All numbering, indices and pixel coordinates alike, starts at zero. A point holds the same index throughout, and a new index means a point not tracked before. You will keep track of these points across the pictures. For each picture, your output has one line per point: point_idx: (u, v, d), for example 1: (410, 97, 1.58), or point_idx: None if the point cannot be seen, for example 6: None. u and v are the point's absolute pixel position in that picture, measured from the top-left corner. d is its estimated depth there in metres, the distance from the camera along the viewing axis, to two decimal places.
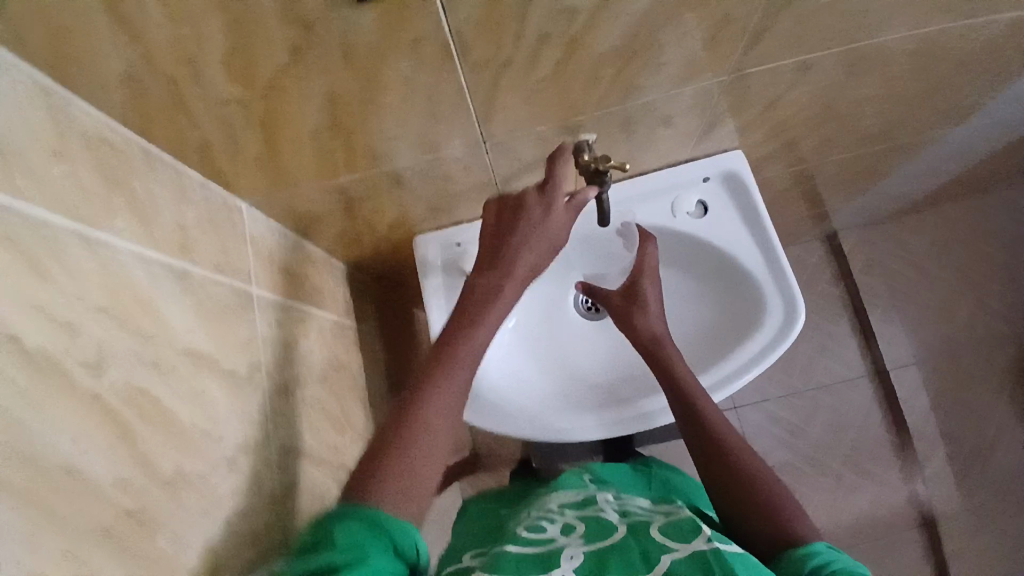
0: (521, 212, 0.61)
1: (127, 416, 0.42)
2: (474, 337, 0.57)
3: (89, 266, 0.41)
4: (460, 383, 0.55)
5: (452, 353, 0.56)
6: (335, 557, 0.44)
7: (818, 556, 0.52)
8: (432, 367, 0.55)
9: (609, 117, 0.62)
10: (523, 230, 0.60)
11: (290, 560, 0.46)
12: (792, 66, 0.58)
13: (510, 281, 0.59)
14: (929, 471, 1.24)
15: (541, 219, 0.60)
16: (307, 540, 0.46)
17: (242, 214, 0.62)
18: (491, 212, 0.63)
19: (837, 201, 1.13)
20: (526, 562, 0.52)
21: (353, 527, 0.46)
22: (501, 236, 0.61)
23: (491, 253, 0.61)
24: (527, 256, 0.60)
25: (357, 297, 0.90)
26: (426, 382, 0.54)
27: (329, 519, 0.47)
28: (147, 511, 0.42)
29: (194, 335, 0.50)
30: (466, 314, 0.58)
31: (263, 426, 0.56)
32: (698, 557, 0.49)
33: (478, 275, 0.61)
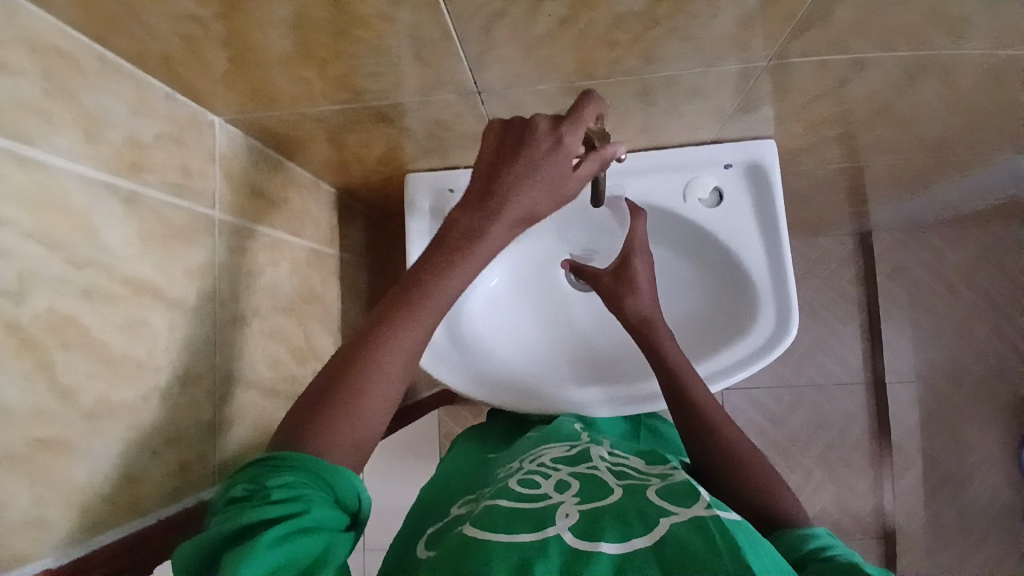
0: (525, 144, 0.50)
1: (51, 345, 0.41)
2: (450, 280, 0.48)
3: (17, 186, 0.39)
4: (424, 328, 0.47)
5: (422, 293, 0.47)
6: (271, 511, 0.39)
7: (816, 539, 0.50)
8: (395, 304, 0.47)
9: (624, 85, 0.56)
10: (526, 165, 0.49)
11: (219, 518, 0.41)
12: (848, 62, 0.53)
13: (500, 220, 0.49)
14: (898, 486, 1.27)
15: (549, 156, 0.49)
16: (237, 494, 0.41)
17: (213, 130, 0.58)
18: (492, 136, 0.51)
19: (880, 202, 1.04)
20: (516, 517, 0.46)
21: (289, 478, 0.41)
22: (498, 169, 0.50)
23: (484, 184, 0.50)
24: (525, 197, 0.49)
25: (344, 223, 0.87)
26: (386, 324, 0.46)
27: (260, 472, 0.42)
28: (64, 440, 0.41)
29: (136, 262, 0.48)
30: (446, 252, 0.48)
31: (206, 354, 0.56)
32: (699, 522, 0.42)
33: (459, 210, 0.50)
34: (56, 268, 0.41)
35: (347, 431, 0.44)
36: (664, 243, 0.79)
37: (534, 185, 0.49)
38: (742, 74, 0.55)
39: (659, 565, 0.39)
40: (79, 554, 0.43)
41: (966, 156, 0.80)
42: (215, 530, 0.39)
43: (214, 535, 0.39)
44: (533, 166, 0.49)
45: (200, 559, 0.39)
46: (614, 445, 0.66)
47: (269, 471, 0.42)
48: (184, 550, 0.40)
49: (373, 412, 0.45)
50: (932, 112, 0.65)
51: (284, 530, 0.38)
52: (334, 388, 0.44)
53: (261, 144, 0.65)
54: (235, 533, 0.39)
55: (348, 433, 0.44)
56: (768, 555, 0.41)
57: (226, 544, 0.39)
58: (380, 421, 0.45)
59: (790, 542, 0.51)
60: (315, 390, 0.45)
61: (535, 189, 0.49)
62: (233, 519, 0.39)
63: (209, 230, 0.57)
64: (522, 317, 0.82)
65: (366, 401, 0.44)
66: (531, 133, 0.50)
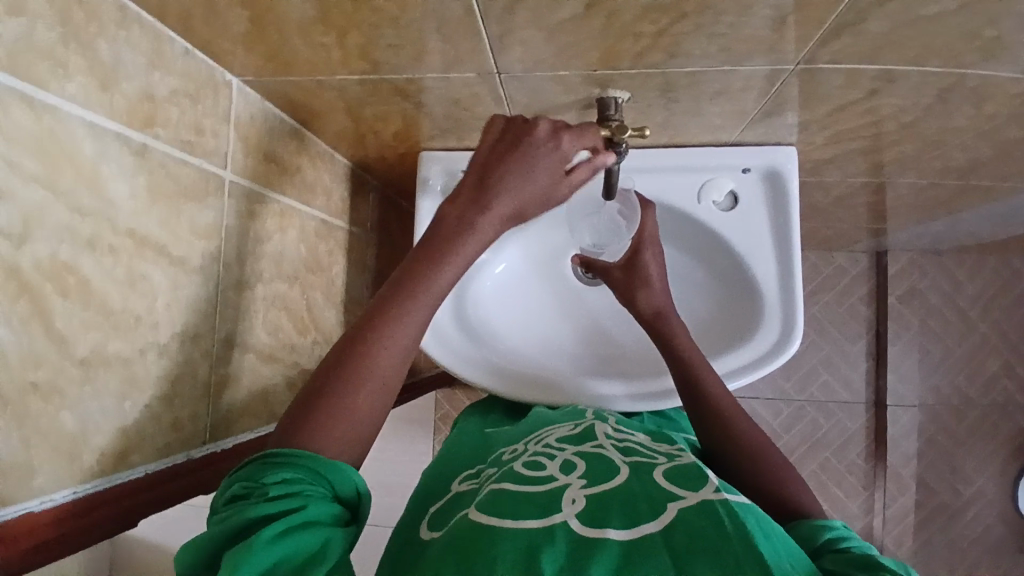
0: (522, 145, 0.51)
1: (50, 291, 0.41)
2: (441, 277, 0.48)
3: (26, 129, 0.39)
4: (416, 325, 0.47)
5: (415, 291, 0.47)
6: (268, 508, 0.38)
7: (833, 530, 0.49)
8: (386, 304, 0.47)
9: (647, 79, 0.55)
10: (520, 166, 0.51)
11: (218, 518, 0.40)
12: (875, 73, 0.52)
13: (491, 219, 0.50)
14: (890, 510, 1.26)
15: (542, 160, 0.51)
16: (234, 494, 0.41)
17: (230, 91, 0.58)
18: (493, 130, 0.53)
19: (899, 221, 1.02)
20: (522, 503, 0.45)
21: (286, 475, 0.40)
22: (494, 167, 0.51)
23: (479, 181, 0.51)
24: (517, 198, 0.51)
25: (357, 196, 0.87)
26: (379, 321, 0.46)
27: (257, 471, 0.41)
28: (56, 386, 0.42)
29: (141, 217, 0.48)
30: (440, 248, 0.49)
31: (207, 316, 0.56)
32: (707, 507, 0.42)
33: (450, 204, 0.51)
34: (59, 214, 0.41)
35: (341, 432, 0.43)
36: (675, 244, 0.78)
37: (526, 187, 0.51)
38: (769, 77, 0.54)
39: (669, 549, 0.39)
40: (65, 498, 0.43)
41: (992, 182, 0.78)
42: (212, 531, 0.39)
43: (212, 536, 0.39)
44: (527, 168, 0.51)
45: (201, 562, 0.39)
46: (620, 421, 0.66)
47: (266, 469, 0.41)
48: (185, 553, 0.40)
49: (367, 410, 0.45)
50: (960, 133, 0.64)
51: (283, 525, 0.38)
52: (327, 387, 0.44)
53: (278, 110, 0.65)
54: (233, 533, 0.38)
55: (344, 433, 0.43)
56: (778, 541, 0.41)
57: (226, 544, 0.39)
58: (376, 417, 0.45)
59: (805, 531, 0.50)
60: (309, 390, 0.45)
61: (526, 190, 0.51)
62: (231, 519, 0.39)
63: (218, 192, 0.57)
64: (529, 309, 0.82)
65: (359, 399, 0.44)
66: (528, 135, 0.51)
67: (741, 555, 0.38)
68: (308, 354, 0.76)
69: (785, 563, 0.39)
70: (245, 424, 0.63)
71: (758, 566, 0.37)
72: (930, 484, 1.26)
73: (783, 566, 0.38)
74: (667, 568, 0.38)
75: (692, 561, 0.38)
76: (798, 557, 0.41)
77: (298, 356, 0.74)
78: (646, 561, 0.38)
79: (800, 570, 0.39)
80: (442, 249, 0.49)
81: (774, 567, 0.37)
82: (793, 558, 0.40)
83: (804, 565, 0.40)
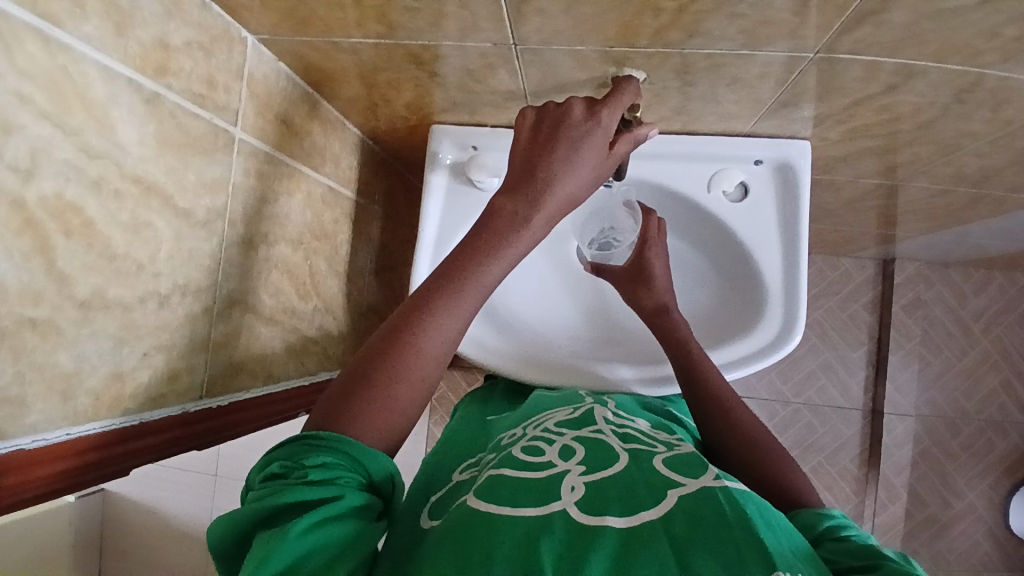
0: (561, 128, 0.51)
1: (53, 228, 0.41)
2: (491, 270, 0.48)
3: (38, 64, 0.38)
4: (461, 320, 0.47)
5: (462, 284, 0.47)
6: (306, 494, 0.38)
7: (832, 518, 0.49)
8: (434, 294, 0.47)
9: (664, 58, 0.54)
10: (565, 147, 0.50)
11: (254, 494, 0.40)
12: (894, 68, 0.51)
13: (543, 210, 0.49)
14: (879, 517, 1.25)
15: (586, 139, 0.51)
16: (271, 471, 0.40)
17: (245, 48, 0.58)
18: (525, 127, 0.52)
19: (912, 229, 1.01)
20: (521, 491, 0.45)
21: (326, 459, 0.40)
22: (535, 157, 0.50)
23: (521, 173, 0.50)
24: (568, 181, 0.50)
25: (366, 168, 0.86)
26: (420, 313, 0.46)
27: (297, 451, 0.41)
28: (52, 321, 0.42)
29: (148, 164, 0.48)
30: (487, 244, 0.48)
31: (209, 270, 0.56)
32: (707, 494, 0.42)
33: (502, 196, 0.50)
34: (64, 152, 0.41)
35: (380, 420, 0.43)
36: (681, 234, 0.79)
37: (575, 169, 0.50)
38: (788, 64, 0.53)
39: (668, 536, 0.39)
40: (57, 438, 0.43)
41: (1005, 192, 0.77)
42: (249, 507, 0.39)
43: (249, 511, 0.38)
44: (572, 149, 0.50)
45: (234, 535, 0.39)
46: (620, 406, 0.66)
47: (307, 451, 0.40)
48: (219, 521, 0.40)
49: (413, 393, 0.45)
50: (974, 138, 0.63)
51: (318, 516, 0.37)
52: (370, 377, 0.44)
53: (292, 73, 0.65)
54: (269, 513, 0.38)
55: (385, 423, 0.44)
56: (779, 526, 0.41)
57: (261, 521, 0.38)
58: (415, 406, 0.45)
59: (804, 518, 0.50)
60: (349, 378, 0.45)
61: (574, 170, 0.50)
62: (268, 497, 0.39)
63: (227, 148, 0.57)
64: (534, 288, 0.81)
65: (400, 387, 0.44)
66: (568, 116, 0.51)
67: (741, 543, 0.38)
68: (308, 320, 0.76)
69: (787, 550, 0.39)
70: (238, 382, 0.63)
71: (761, 553, 0.37)
72: (920, 496, 1.25)
73: (784, 554, 0.38)
74: (666, 554, 0.38)
75: (692, 548, 0.38)
76: (799, 544, 0.41)
77: (297, 321, 0.74)
78: (646, 549, 0.38)
79: (801, 556, 0.39)
80: (492, 245, 0.48)
81: (776, 554, 0.37)
82: (792, 542, 0.40)
83: (803, 551, 0.40)
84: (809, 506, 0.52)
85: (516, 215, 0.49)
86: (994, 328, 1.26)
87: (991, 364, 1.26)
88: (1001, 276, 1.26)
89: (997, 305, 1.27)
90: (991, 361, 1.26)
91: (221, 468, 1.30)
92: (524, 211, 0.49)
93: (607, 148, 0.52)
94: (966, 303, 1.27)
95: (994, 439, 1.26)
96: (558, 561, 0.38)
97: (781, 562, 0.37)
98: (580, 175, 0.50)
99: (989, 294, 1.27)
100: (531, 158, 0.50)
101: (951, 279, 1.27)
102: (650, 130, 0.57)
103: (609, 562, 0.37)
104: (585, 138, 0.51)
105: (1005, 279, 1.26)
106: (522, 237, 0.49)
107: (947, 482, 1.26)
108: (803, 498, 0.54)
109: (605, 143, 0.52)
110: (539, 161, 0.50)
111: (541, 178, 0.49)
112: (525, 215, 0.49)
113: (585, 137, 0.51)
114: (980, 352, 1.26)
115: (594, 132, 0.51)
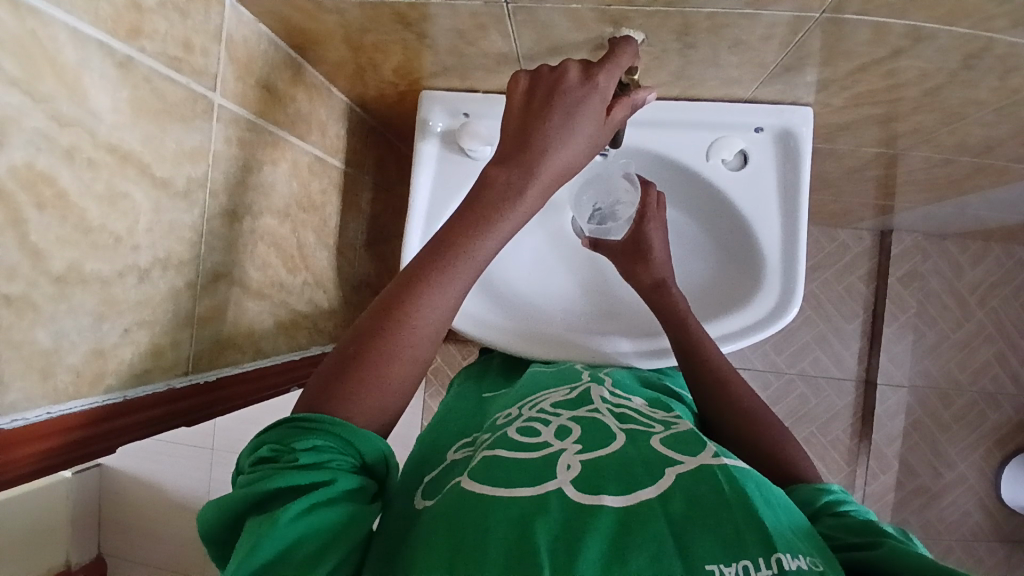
0: (556, 94, 0.49)
1: (25, 201, 0.39)
2: (485, 244, 0.46)
3: (4, 27, 0.36)
4: (454, 296, 0.46)
5: (455, 259, 0.45)
6: (298, 479, 0.37)
7: (831, 494, 0.49)
8: (425, 270, 0.45)
9: (664, 18, 0.52)
10: (560, 114, 0.48)
11: (244, 477, 0.39)
12: (904, 31, 0.49)
13: (537, 180, 0.47)
14: (871, 485, 1.26)
15: (583, 105, 0.49)
16: (262, 455, 0.39)
17: (222, 7, 0.55)
18: (518, 93, 0.50)
19: (913, 200, 1.00)
20: (516, 470, 0.44)
21: (318, 442, 0.39)
22: (529, 124, 0.48)
23: (515, 141, 0.48)
24: (564, 149, 0.48)
25: (355, 137, 0.84)
26: (412, 289, 0.45)
27: (288, 434, 0.40)
28: (28, 300, 0.40)
29: (122, 133, 0.46)
30: (481, 217, 0.46)
31: (192, 243, 0.55)
32: (705, 473, 0.42)
33: (495, 166, 0.48)
34: (33, 120, 0.39)
35: (373, 400, 0.42)
36: (680, 205, 0.77)
37: (571, 137, 0.48)
38: (793, 25, 0.51)
39: (666, 515, 0.39)
40: (39, 417, 0.42)
41: (1007, 163, 0.76)
42: (240, 492, 0.38)
43: (239, 496, 0.38)
44: (567, 115, 0.48)
45: (226, 519, 0.38)
46: (616, 382, 0.65)
47: (299, 435, 0.39)
48: (210, 504, 0.39)
49: (406, 372, 0.44)
50: (982, 106, 0.61)
51: (310, 501, 0.37)
52: (361, 356, 0.43)
53: (275, 36, 0.62)
54: (260, 498, 0.37)
55: (377, 403, 0.43)
56: (779, 504, 0.40)
57: (252, 506, 0.38)
58: (407, 385, 0.44)
59: (803, 494, 0.49)
60: (339, 357, 0.44)
61: (571, 139, 0.48)
62: (258, 482, 0.38)
63: (207, 114, 0.54)
64: (533, 263, 0.80)
65: (392, 366, 0.43)
66: (563, 81, 0.49)
67: (740, 522, 0.38)
68: (298, 294, 0.74)
69: (787, 529, 0.38)
70: (226, 358, 0.61)
71: (760, 535, 0.37)
72: (911, 465, 1.27)
73: (783, 533, 0.38)
74: (665, 535, 0.37)
75: (691, 529, 0.37)
76: (798, 521, 0.41)
77: (286, 295, 0.72)
78: (644, 528, 0.38)
79: (800, 534, 0.39)
80: (486, 217, 0.46)
81: (775, 533, 0.37)
82: (792, 520, 0.40)
83: (803, 529, 0.40)
84: (806, 481, 0.52)
85: (509, 188, 0.47)
86: (989, 300, 1.26)
87: (985, 335, 1.26)
88: (999, 247, 1.25)
89: (993, 277, 1.26)
90: (986, 333, 1.26)
91: (217, 441, 1.29)
92: (518, 182, 0.47)
93: (604, 114, 0.50)
94: (962, 274, 1.26)
95: (986, 410, 1.27)
96: (553, 542, 0.37)
97: (780, 542, 0.37)
98: (576, 144, 0.48)
99: (986, 266, 1.26)
100: (525, 125, 0.48)
101: (948, 251, 1.26)
102: (648, 95, 0.55)
103: (606, 543, 0.37)
104: (581, 104, 0.49)
105: (1002, 250, 1.26)
106: (517, 209, 0.47)
107: (938, 452, 1.27)
108: (799, 474, 0.53)
109: (603, 109, 0.50)
110: (535, 128, 0.48)
111: (536, 147, 0.47)
112: (519, 186, 0.47)
113: (582, 104, 0.49)
114: (975, 323, 1.26)
115: (591, 98, 0.49)
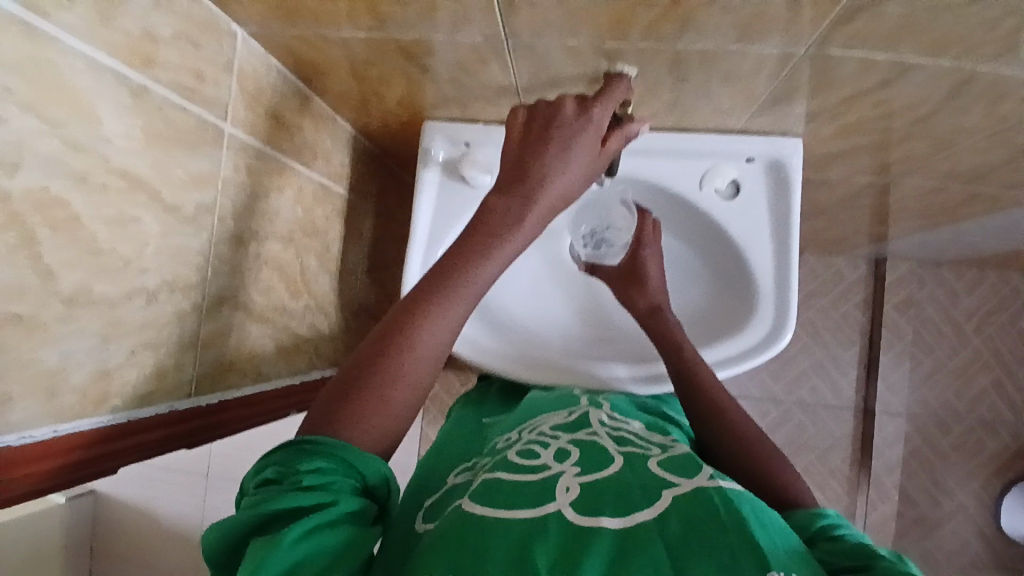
0: (553, 125, 0.50)
1: (39, 222, 0.40)
2: (485, 269, 0.47)
3: (26, 57, 0.38)
4: (454, 319, 0.47)
5: (456, 283, 0.47)
6: (300, 500, 0.37)
7: (827, 518, 0.49)
8: (427, 294, 0.46)
9: (657, 53, 0.54)
10: (558, 143, 0.50)
11: (247, 499, 0.39)
12: (887, 63, 0.51)
13: (536, 206, 0.49)
14: (872, 515, 1.25)
15: (579, 135, 0.50)
16: (266, 477, 0.40)
17: (234, 41, 0.57)
18: (517, 124, 0.52)
19: (905, 228, 1.02)
20: (516, 493, 0.44)
21: (321, 464, 0.39)
22: (528, 153, 0.50)
23: (514, 169, 0.50)
24: (561, 177, 0.50)
25: (358, 165, 0.86)
26: (414, 313, 0.46)
27: (291, 456, 0.40)
28: (38, 318, 0.41)
29: (134, 159, 0.47)
30: (481, 242, 0.48)
31: (197, 266, 0.56)
32: (702, 496, 0.42)
33: (495, 193, 0.49)
34: (49, 144, 0.40)
35: (375, 423, 0.43)
36: (675, 232, 0.79)
37: (568, 166, 0.50)
38: (781, 59, 0.53)
39: (663, 538, 0.39)
40: (44, 436, 0.43)
41: (995, 191, 0.78)
42: (243, 514, 0.38)
43: (242, 518, 0.38)
44: (564, 145, 0.50)
45: (228, 541, 0.39)
46: (614, 407, 0.66)
47: (302, 457, 0.40)
48: (213, 527, 0.39)
49: (408, 394, 0.45)
50: (967, 135, 0.63)
51: (312, 523, 0.37)
52: (364, 378, 0.44)
53: (283, 68, 0.65)
54: (262, 520, 0.38)
55: (379, 425, 0.43)
56: (774, 527, 0.41)
57: (255, 528, 0.38)
58: (409, 407, 0.45)
59: (800, 518, 0.49)
60: (342, 379, 0.44)
61: (568, 167, 0.50)
62: (261, 504, 0.38)
63: (216, 141, 0.56)
64: (532, 288, 0.80)
65: (395, 388, 0.44)
66: (560, 112, 0.51)
67: (736, 545, 0.38)
68: (299, 318, 0.75)
69: (782, 551, 0.38)
70: (227, 380, 0.62)
71: (755, 557, 0.37)
72: (912, 494, 1.26)
73: (779, 555, 0.38)
74: (663, 558, 0.37)
75: (687, 551, 0.38)
76: (793, 544, 0.41)
77: (288, 319, 0.73)
78: (642, 551, 0.38)
79: (795, 556, 0.39)
80: (486, 243, 0.48)
81: (770, 555, 0.37)
82: (787, 543, 0.40)
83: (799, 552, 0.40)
84: (804, 505, 0.52)
85: (508, 213, 0.48)
86: (985, 327, 1.27)
87: (982, 363, 1.27)
88: (993, 275, 1.27)
89: (988, 305, 1.27)
90: (983, 360, 1.27)
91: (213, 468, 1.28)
92: (517, 208, 0.48)
93: (599, 143, 0.52)
94: (957, 302, 1.27)
95: (986, 438, 1.26)
96: (552, 566, 0.37)
97: (775, 564, 0.37)
98: (573, 172, 0.50)
99: (980, 293, 1.28)
100: (524, 155, 0.50)
101: (942, 278, 1.27)
102: (642, 126, 0.57)
103: (605, 565, 0.37)
104: (578, 135, 0.50)
105: (996, 278, 1.27)
106: (515, 234, 0.48)
107: (939, 480, 1.26)
108: (796, 498, 0.54)
109: (598, 139, 0.52)
110: (534, 157, 0.49)
111: (534, 175, 0.49)
112: (518, 212, 0.48)
113: (579, 134, 0.50)
114: (972, 350, 1.27)
115: (587, 128, 0.51)
